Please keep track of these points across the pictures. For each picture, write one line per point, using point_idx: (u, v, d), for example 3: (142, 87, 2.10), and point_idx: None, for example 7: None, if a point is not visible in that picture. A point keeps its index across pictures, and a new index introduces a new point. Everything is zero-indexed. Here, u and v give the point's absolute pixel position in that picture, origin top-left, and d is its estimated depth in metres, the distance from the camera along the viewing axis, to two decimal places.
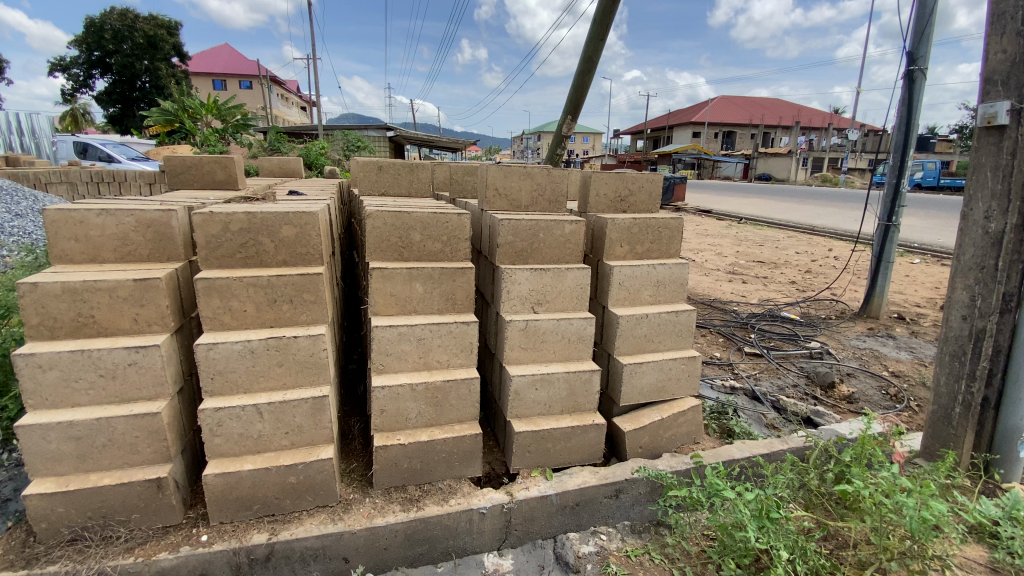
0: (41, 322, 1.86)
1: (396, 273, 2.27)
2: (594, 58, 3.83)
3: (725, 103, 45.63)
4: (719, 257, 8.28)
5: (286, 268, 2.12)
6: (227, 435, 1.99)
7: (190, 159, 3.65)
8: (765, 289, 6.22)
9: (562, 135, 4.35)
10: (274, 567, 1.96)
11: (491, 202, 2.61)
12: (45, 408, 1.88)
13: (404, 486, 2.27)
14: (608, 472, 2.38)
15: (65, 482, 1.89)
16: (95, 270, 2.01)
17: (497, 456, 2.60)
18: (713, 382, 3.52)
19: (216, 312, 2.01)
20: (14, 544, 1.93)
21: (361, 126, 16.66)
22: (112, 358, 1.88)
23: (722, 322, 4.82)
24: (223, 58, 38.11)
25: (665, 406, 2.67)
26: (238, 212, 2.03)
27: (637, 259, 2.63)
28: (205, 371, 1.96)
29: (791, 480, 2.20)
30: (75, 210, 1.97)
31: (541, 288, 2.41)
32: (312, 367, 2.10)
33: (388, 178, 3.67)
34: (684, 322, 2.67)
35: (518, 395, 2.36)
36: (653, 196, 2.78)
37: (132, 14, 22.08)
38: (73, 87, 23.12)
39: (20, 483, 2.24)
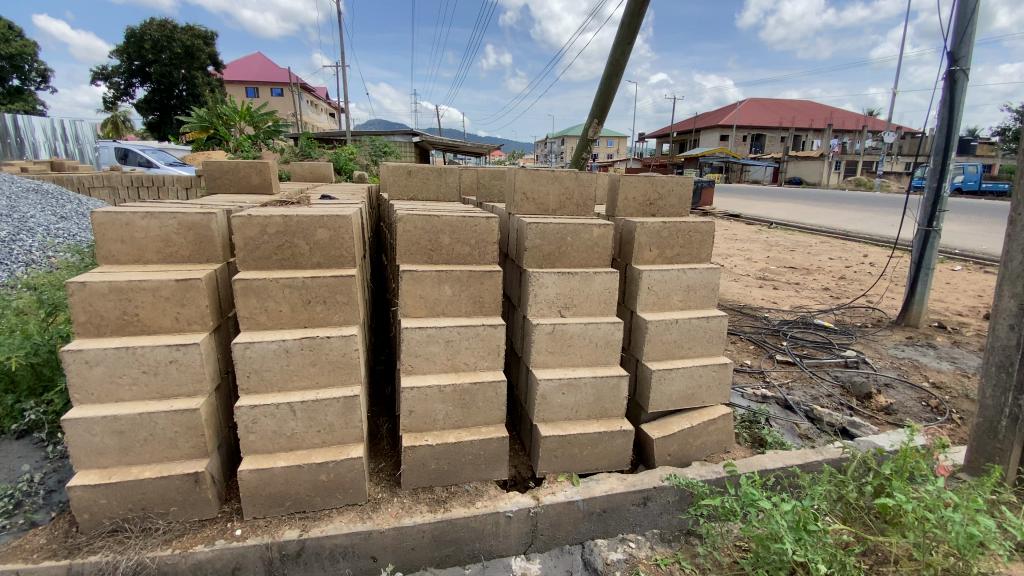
0: (88, 320, 1.95)
1: (425, 276, 2.30)
2: (621, 62, 3.80)
3: (753, 106, 44.78)
4: (748, 263, 8.11)
5: (320, 270, 2.17)
6: (261, 432, 2.04)
7: (227, 164, 3.79)
8: (797, 295, 6.07)
9: (588, 139, 4.33)
10: (304, 563, 2.00)
11: (519, 206, 2.61)
12: (91, 403, 1.96)
13: (431, 487, 2.28)
14: (636, 480, 2.35)
15: (109, 474, 1.96)
16: (139, 270, 2.09)
17: (523, 460, 2.59)
18: (744, 391, 3.44)
19: (253, 312, 2.06)
20: (58, 533, 2.00)
21: (388, 132, 16.96)
22: (155, 355, 1.95)
23: (752, 329, 4.72)
24: (255, 67, 39.29)
25: (695, 413, 2.62)
26: (275, 215, 2.09)
27: (667, 263, 2.60)
28: (242, 369, 2.01)
29: (828, 492, 2.12)
30: (121, 213, 2.06)
31: (569, 291, 2.40)
32: (344, 367, 2.13)
33: (417, 183, 3.72)
34: (716, 328, 2.61)
35: (545, 399, 2.35)
36: (683, 199, 2.74)
37: (170, 25, 22.94)
38: (115, 96, 24.19)
39: (65, 475, 2.32)
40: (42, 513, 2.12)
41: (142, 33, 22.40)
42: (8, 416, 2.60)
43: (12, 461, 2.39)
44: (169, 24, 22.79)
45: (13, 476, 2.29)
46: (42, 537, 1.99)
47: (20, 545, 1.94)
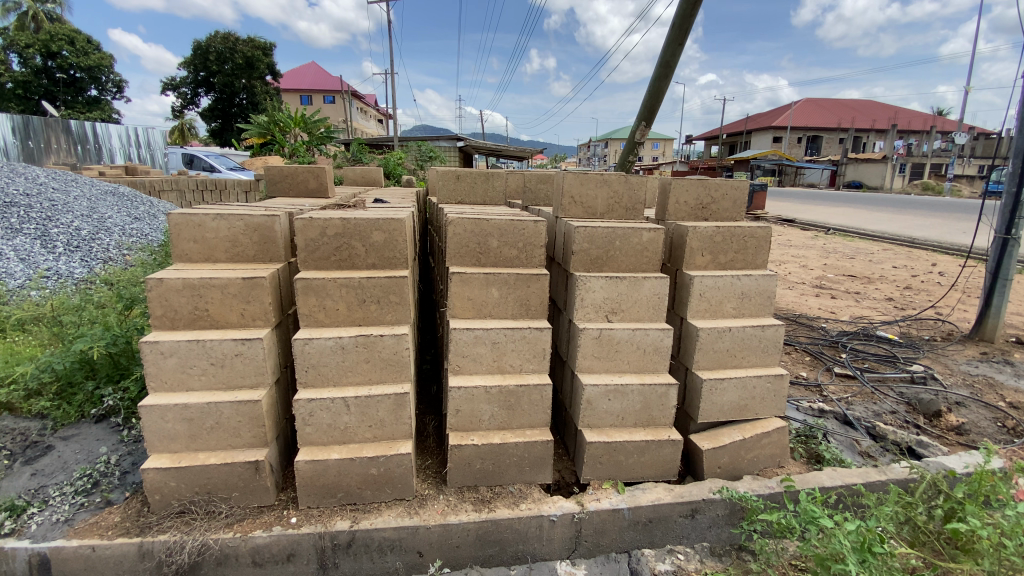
0: (164, 314, 2.09)
1: (474, 278, 2.33)
2: (671, 63, 3.71)
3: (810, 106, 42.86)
4: (804, 270, 7.75)
5: (375, 271, 2.25)
6: (317, 425, 2.13)
7: (287, 169, 3.98)
8: (857, 305, 5.75)
9: (636, 142, 4.26)
10: (354, 554, 2.06)
11: (566, 209, 2.61)
12: (164, 391, 2.10)
13: (476, 487, 2.31)
14: (684, 491, 2.29)
15: (178, 458, 2.10)
16: (210, 268, 2.22)
17: (568, 465, 2.58)
18: (799, 404, 3.29)
19: (312, 310, 2.16)
20: (131, 512, 2.15)
21: (434, 137, 17.37)
22: (222, 348, 2.07)
23: (808, 339, 4.51)
24: (309, 75, 41.00)
25: (747, 425, 2.53)
26: (334, 217, 2.18)
27: (720, 269, 2.53)
28: (301, 364, 2.11)
29: (895, 513, 2.00)
30: (195, 215, 2.20)
31: (616, 296, 2.37)
32: (395, 365, 2.20)
33: (464, 187, 3.79)
34: (771, 337, 2.51)
35: (591, 404, 2.33)
36: (737, 204, 2.67)
37: (233, 36, 24.28)
38: (183, 105, 25.88)
39: (138, 458, 2.49)
40: (117, 492, 2.27)
41: (207, 45, 23.83)
42: (88, 401, 2.82)
43: (93, 443, 2.60)
44: (232, 36, 24.13)
45: (93, 457, 2.48)
46: (116, 515, 2.14)
47: (97, 522, 2.09)
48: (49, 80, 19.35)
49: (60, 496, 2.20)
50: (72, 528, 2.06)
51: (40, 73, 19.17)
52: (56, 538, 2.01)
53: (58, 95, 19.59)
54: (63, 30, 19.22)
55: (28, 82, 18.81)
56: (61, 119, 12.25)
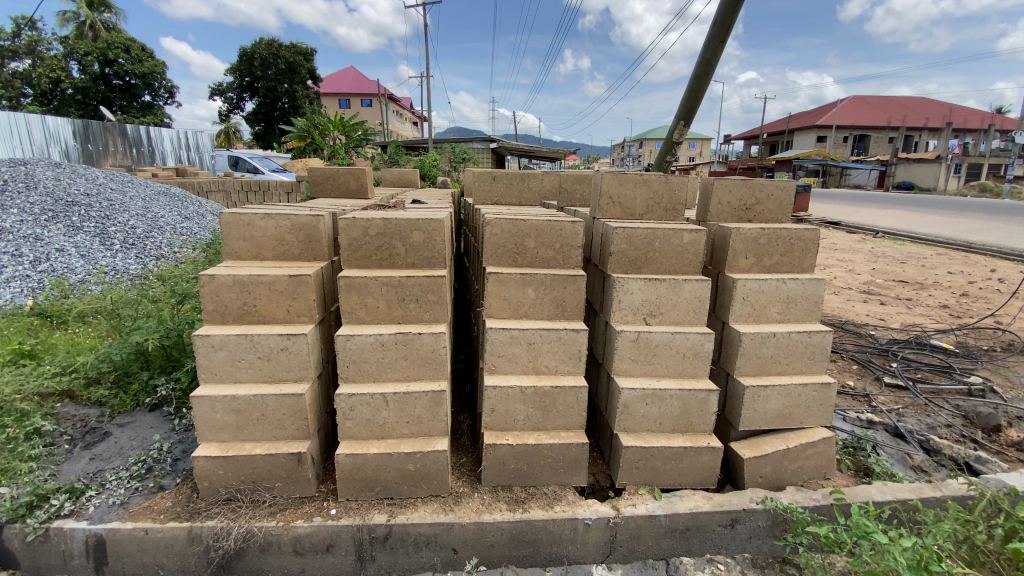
0: (215, 309, 2.19)
1: (510, 278, 2.34)
2: (712, 61, 3.60)
3: (857, 105, 41.09)
4: (850, 275, 7.43)
5: (414, 270, 2.29)
6: (357, 419, 2.18)
7: (329, 170, 4.10)
8: (909, 312, 5.46)
9: (674, 142, 4.17)
10: (390, 547, 2.10)
11: (604, 210, 2.58)
12: (214, 382, 2.19)
13: (511, 486, 2.32)
14: (723, 500, 2.24)
15: (226, 448, 2.19)
16: (257, 266, 2.31)
17: (603, 469, 2.55)
18: (846, 414, 3.16)
19: (354, 307, 2.22)
20: (182, 497, 2.25)
21: (468, 139, 17.53)
22: (269, 343, 2.14)
23: (856, 347, 4.32)
24: (347, 78, 42.03)
25: (790, 434, 2.44)
26: (376, 218, 2.23)
27: (765, 273, 2.45)
28: (343, 360, 2.17)
29: (952, 531, 1.90)
30: (245, 215, 2.30)
31: (655, 298, 2.33)
32: (432, 363, 2.23)
33: (501, 188, 3.82)
34: (818, 344, 2.42)
35: (627, 408, 2.30)
36: (783, 205, 2.59)
37: (276, 43, 25.15)
38: (229, 110, 26.98)
39: (189, 446, 2.61)
40: (169, 478, 2.38)
41: (252, 51, 24.76)
42: (143, 390, 2.98)
43: (146, 430, 2.73)
44: (275, 42, 25.00)
45: (146, 444, 2.61)
46: (168, 500, 2.24)
47: (150, 506, 2.20)
48: (107, 86, 20.50)
49: (116, 479, 2.33)
50: (127, 511, 2.18)
51: (99, 80, 20.33)
52: (112, 520, 2.13)
53: (115, 100, 20.74)
54: (119, 39, 20.33)
55: (87, 88, 19.98)
56: (118, 124, 12.94)
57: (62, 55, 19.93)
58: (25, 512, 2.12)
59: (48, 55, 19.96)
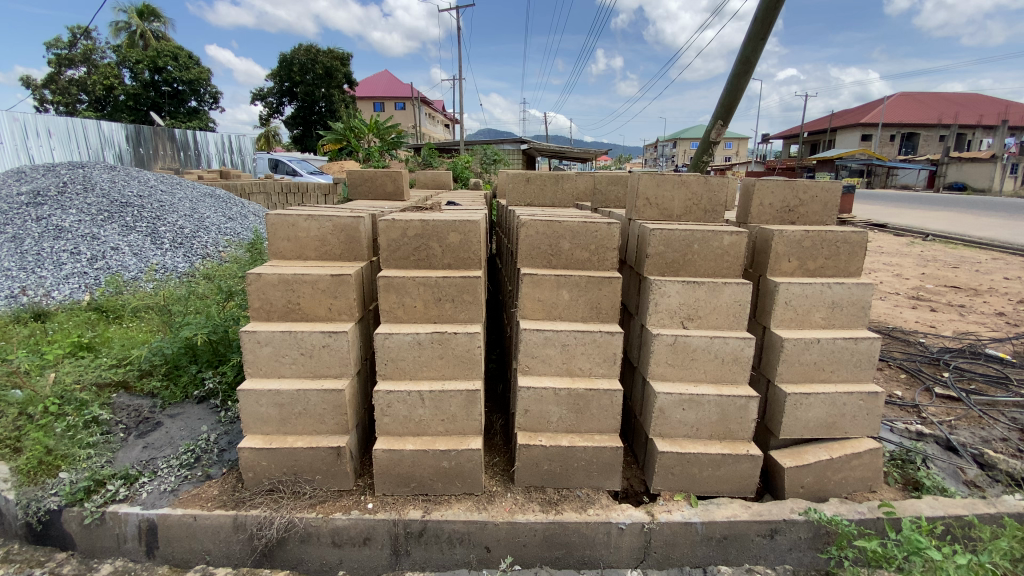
0: (261, 306, 2.28)
1: (545, 280, 2.34)
2: (752, 59, 3.50)
3: (905, 102, 39.28)
4: (898, 280, 7.11)
5: (450, 270, 2.33)
6: (394, 415, 2.23)
7: (367, 173, 4.19)
8: (962, 320, 5.19)
9: (711, 142, 4.08)
10: (425, 543, 2.13)
11: (640, 211, 2.55)
12: (259, 377, 2.28)
13: (544, 488, 2.32)
14: (763, 509, 2.18)
15: (270, 440, 2.27)
16: (301, 265, 2.39)
17: (636, 473, 2.52)
18: (893, 425, 3.02)
19: (392, 306, 2.27)
20: (228, 486, 2.35)
21: (500, 141, 17.64)
22: (312, 339, 2.21)
23: (904, 355, 4.13)
24: (382, 82, 42.88)
25: (834, 444, 2.36)
26: (414, 220, 2.29)
27: (808, 276, 2.38)
28: (381, 358, 2.22)
29: (1012, 551, 1.80)
30: (290, 216, 2.39)
31: (693, 302, 2.29)
32: (467, 362, 2.25)
33: (534, 189, 3.84)
34: (865, 351, 2.33)
35: (663, 413, 2.27)
36: (828, 207, 2.50)
37: (314, 48, 25.89)
38: (269, 114, 27.94)
39: (234, 437, 2.71)
40: (216, 468, 2.49)
41: (291, 57, 25.56)
42: (192, 382, 3.13)
43: (195, 421, 2.86)
44: (313, 48, 25.74)
45: (195, 434, 2.74)
46: (215, 488, 2.35)
47: (198, 494, 2.31)
48: (156, 93, 21.52)
49: (166, 468, 2.45)
50: (177, 498, 2.28)
51: (149, 87, 21.36)
52: (164, 506, 2.23)
53: (164, 106, 21.76)
54: (168, 47, 21.31)
55: (138, 94, 21.03)
56: (168, 129, 13.58)
57: (115, 64, 21.01)
58: (84, 496, 2.27)
59: (103, 63, 21.09)
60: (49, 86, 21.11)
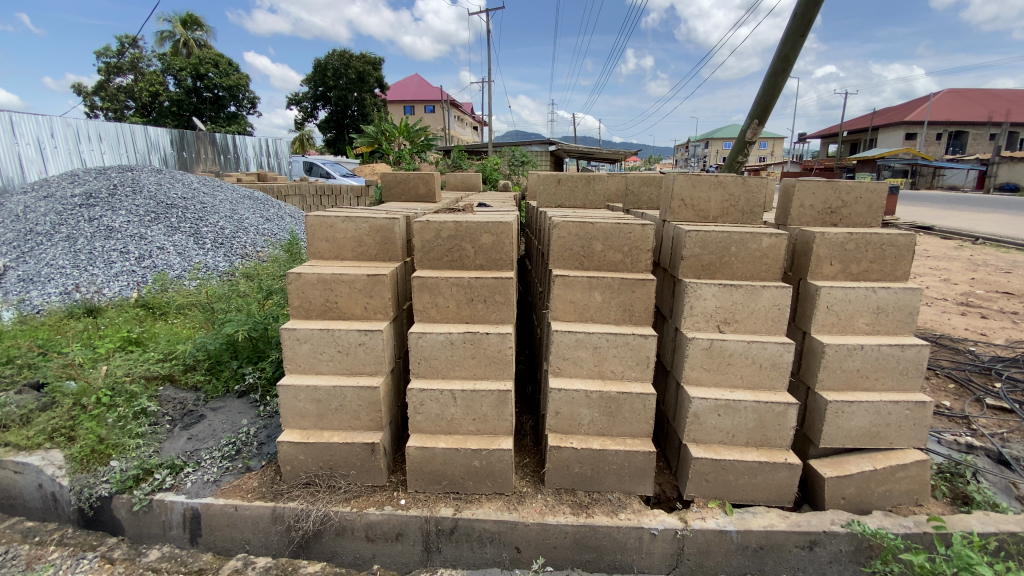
0: (300, 304, 2.35)
1: (577, 281, 2.34)
2: (791, 56, 3.40)
3: (954, 98, 37.45)
4: (946, 285, 6.78)
5: (483, 272, 2.35)
6: (427, 414, 2.27)
7: (400, 175, 4.28)
8: (1015, 328, 4.91)
9: (746, 142, 3.98)
10: (456, 541, 2.16)
11: (676, 212, 2.52)
12: (298, 373, 2.35)
13: (574, 490, 2.31)
14: (802, 520, 2.12)
15: (307, 435, 2.34)
16: (338, 265, 2.46)
17: (669, 479, 2.48)
18: (941, 436, 2.88)
19: (425, 306, 2.31)
20: (267, 479, 2.43)
21: (528, 142, 17.68)
22: (349, 337, 2.27)
23: (953, 364, 3.93)
24: (412, 86, 43.56)
25: (879, 455, 2.27)
26: (448, 221, 2.32)
27: (851, 280, 2.30)
28: (414, 356, 2.26)
29: None
30: (328, 217, 2.46)
31: (730, 305, 2.24)
32: (498, 363, 2.26)
33: (565, 191, 3.83)
34: (913, 359, 2.23)
35: (697, 419, 2.23)
36: (873, 208, 2.42)
37: (347, 54, 26.47)
38: (304, 118, 28.75)
39: (272, 431, 2.80)
40: (255, 460, 2.57)
41: (325, 63, 26.20)
42: (233, 377, 3.24)
43: (236, 415, 2.96)
44: (347, 53, 26.35)
45: (236, 427, 2.84)
46: (254, 480, 2.43)
47: (239, 485, 2.39)
48: (198, 99, 22.41)
49: (209, 459, 2.54)
50: (219, 488, 2.37)
51: (191, 93, 22.26)
52: (207, 495, 2.32)
53: (205, 111, 22.65)
54: (209, 55, 22.19)
55: (181, 101, 21.97)
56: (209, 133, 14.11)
57: (160, 71, 21.99)
58: (133, 483, 2.39)
59: (149, 71, 22.11)
60: (100, 93, 22.25)
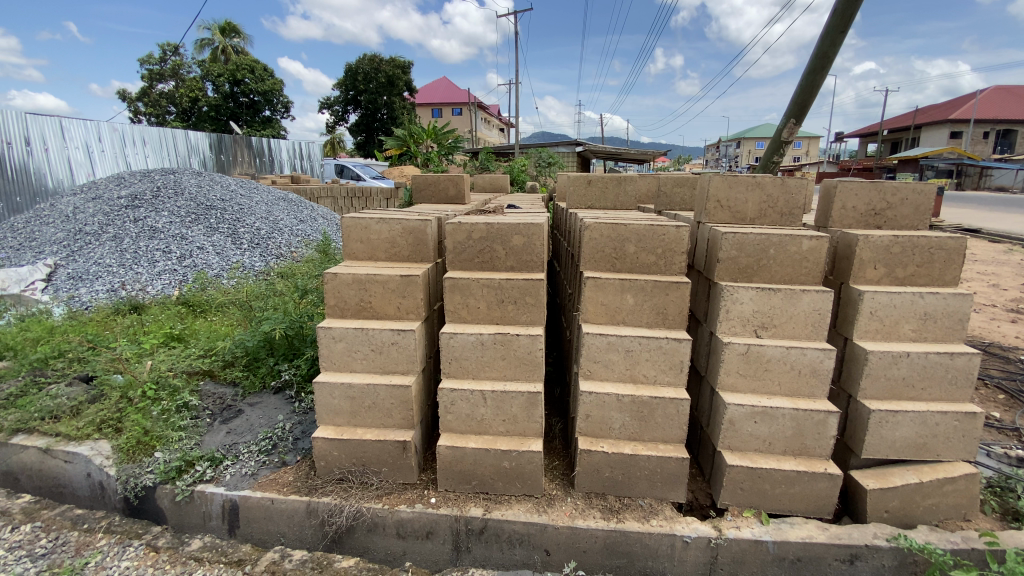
0: (336, 304, 2.41)
1: (609, 283, 2.32)
2: (831, 53, 3.29)
3: (1005, 94, 35.61)
4: (996, 291, 6.44)
5: (514, 273, 2.35)
6: (457, 413, 2.29)
7: (430, 178, 4.34)
8: None
9: (782, 141, 3.87)
10: (485, 541, 2.17)
11: (711, 214, 2.47)
12: (334, 370, 2.41)
13: (604, 495, 2.29)
14: (842, 533, 2.06)
15: (341, 431, 2.38)
16: (372, 266, 2.50)
17: (702, 486, 2.43)
18: (991, 449, 2.74)
19: (456, 307, 2.34)
20: (302, 473, 2.49)
21: (555, 143, 17.65)
22: (382, 337, 2.31)
23: (1005, 374, 3.73)
24: (440, 88, 44.04)
25: (925, 468, 2.18)
26: (479, 223, 2.33)
27: (896, 285, 2.21)
28: (446, 356, 2.29)
29: None
30: (363, 219, 2.51)
31: (768, 310, 2.19)
32: (528, 364, 2.27)
33: (595, 192, 3.81)
34: (963, 368, 2.13)
35: (733, 425, 2.18)
36: (920, 210, 2.32)
37: (377, 58, 26.93)
38: (335, 121, 29.42)
39: (307, 427, 2.87)
40: (291, 455, 2.64)
41: (356, 67, 26.70)
42: (269, 374, 3.34)
43: (272, 410, 3.05)
44: (377, 58, 26.84)
45: (273, 422, 2.92)
46: (290, 474, 2.49)
47: (275, 479, 2.46)
48: (235, 103, 23.17)
49: (248, 453, 2.63)
50: (257, 481, 2.44)
51: (228, 98, 23.03)
52: (245, 488, 2.40)
53: (242, 116, 23.45)
54: (245, 61, 22.93)
55: (219, 106, 22.76)
56: (246, 137, 14.57)
57: (200, 78, 22.83)
58: (175, 474, 2.49)
59: (190, 77, 22.98)
60: (143, 99, 23.22)
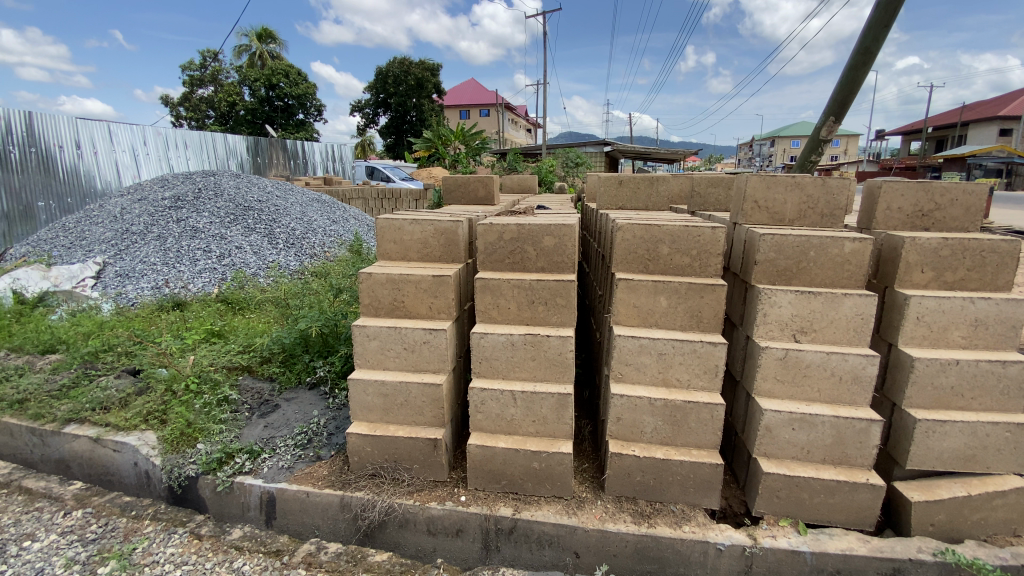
0: (370, 303, 2.46)
1: (641, 285, 2.30)
2: (874, 48, 3.17)
3: None
4: None
5: (544, 274, 2.36)
6: (487, 413, 2.31)
7: (460, 179, 4.38)
8: None
9: (821, 139, 3.75)
10: (515, 541, 2.18)
11: (748, 215, 2.42)
12: (368, 368, 2.46)
13: (635, 499, 2.27)
14: (885, 545, 1.99)
15: (374, 428, 2.43)
16: (405, 266, 2.55)
17: (736, 494, 2.38)
18: None
19: (488, 307, 2.35)
20: (336, 468, 2.55)
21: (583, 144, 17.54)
22: (414, 336, 2.35)
23: None
24: (469, 90, 44.36)
25: (974, 481, 2.09)
26: (510, 224, 2.35)
27: (945, 289, 2.12)
28: (476, 356, 2.31)
29: None
30: (396, 220, 2.55)
31: (808, 314, 2.13)
32: (559, 365, 2.27)
33: (627, 193, 3.76)
34: (1017, 377, 2.03)
35: (769, 431, 2.13)
36: (971, 211, 2.22)
37: (407, 61, 27.32)
38: (366, 124, 29.98)
39: (341, 423, 2.93)
40: (325, 450, 2.71)
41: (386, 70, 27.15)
42: (304, 370, 3.43)
43: (307, 406, 3.13)
44: (407, 61, 27.23)
45: (307, 417, 3.00)
46: (325, 469, 2.56)
47: (311, 473, 2.53)
48: (270, 107, 23.85)
49: (284, 446, 2.71)
50: (293, 475, 2.52)
51: (264, 102, 23.73)
52: (281, 481, 2.47)
53: (277, 119, 24.14)
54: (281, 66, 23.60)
55: (255, 110, 23.49)
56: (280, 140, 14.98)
57: (237, 83, 23.61)
58: (217, 465, 2.58)
59: (228, 83, 23.79)
60: (184, 104, 24.17)
